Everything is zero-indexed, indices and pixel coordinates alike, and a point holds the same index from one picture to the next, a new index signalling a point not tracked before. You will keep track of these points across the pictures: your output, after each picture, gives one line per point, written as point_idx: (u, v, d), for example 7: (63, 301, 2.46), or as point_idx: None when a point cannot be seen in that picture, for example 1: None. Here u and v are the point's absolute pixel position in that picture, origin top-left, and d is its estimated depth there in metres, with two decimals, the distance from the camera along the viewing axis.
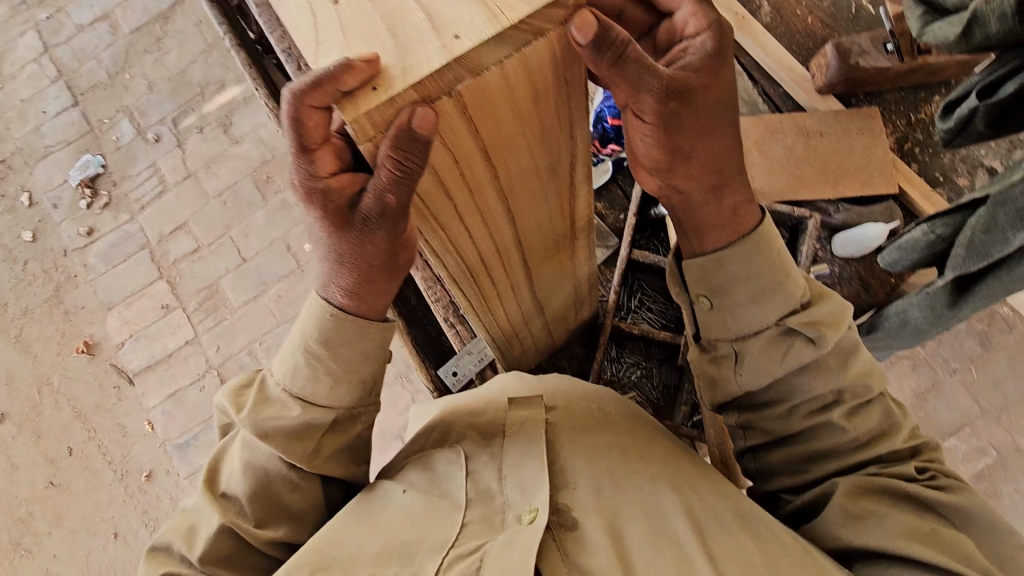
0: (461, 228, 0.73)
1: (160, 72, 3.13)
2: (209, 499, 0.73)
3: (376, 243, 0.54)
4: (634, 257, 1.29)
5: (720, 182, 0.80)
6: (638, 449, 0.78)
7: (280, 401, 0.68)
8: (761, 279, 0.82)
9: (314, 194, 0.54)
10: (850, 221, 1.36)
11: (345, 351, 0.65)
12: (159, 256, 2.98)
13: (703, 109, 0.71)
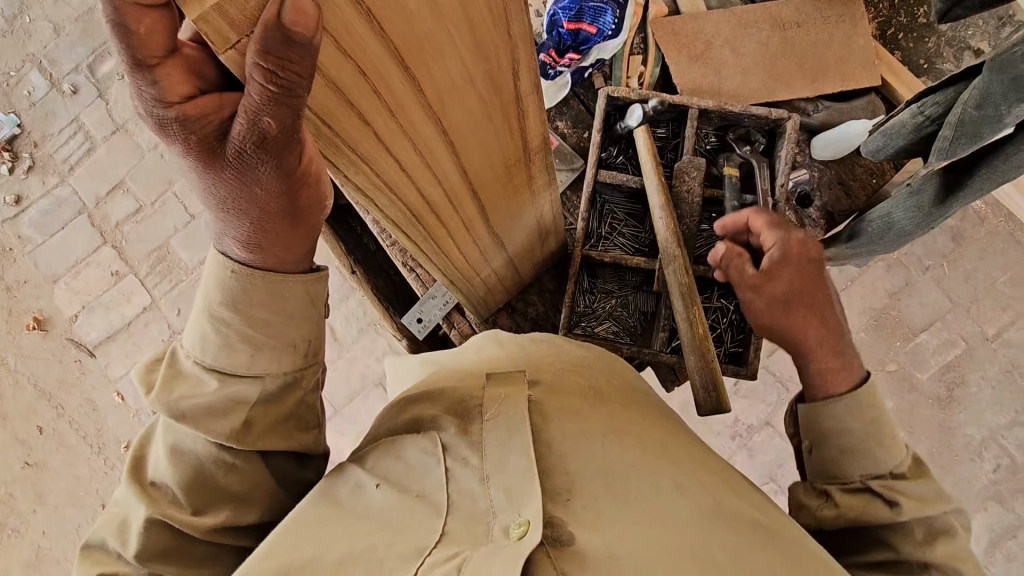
0: (386, 157, 0.59)
1: (66, 11, 2.77)
2: (136, 490, 0.63)
3: (263, 181, 0.43)
4: (600, 179, 1.17)
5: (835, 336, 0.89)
6: (634, 434, 0.73)
7: (193, 375, 0.56)
8: (861, 437, 0.82)
9: (166, 125, 0.40)
10: (831, 120, 1.26)
11: (263, 313, 0.53)
12: (99, 220, 2.76)
13: (801, 276, 0.92)
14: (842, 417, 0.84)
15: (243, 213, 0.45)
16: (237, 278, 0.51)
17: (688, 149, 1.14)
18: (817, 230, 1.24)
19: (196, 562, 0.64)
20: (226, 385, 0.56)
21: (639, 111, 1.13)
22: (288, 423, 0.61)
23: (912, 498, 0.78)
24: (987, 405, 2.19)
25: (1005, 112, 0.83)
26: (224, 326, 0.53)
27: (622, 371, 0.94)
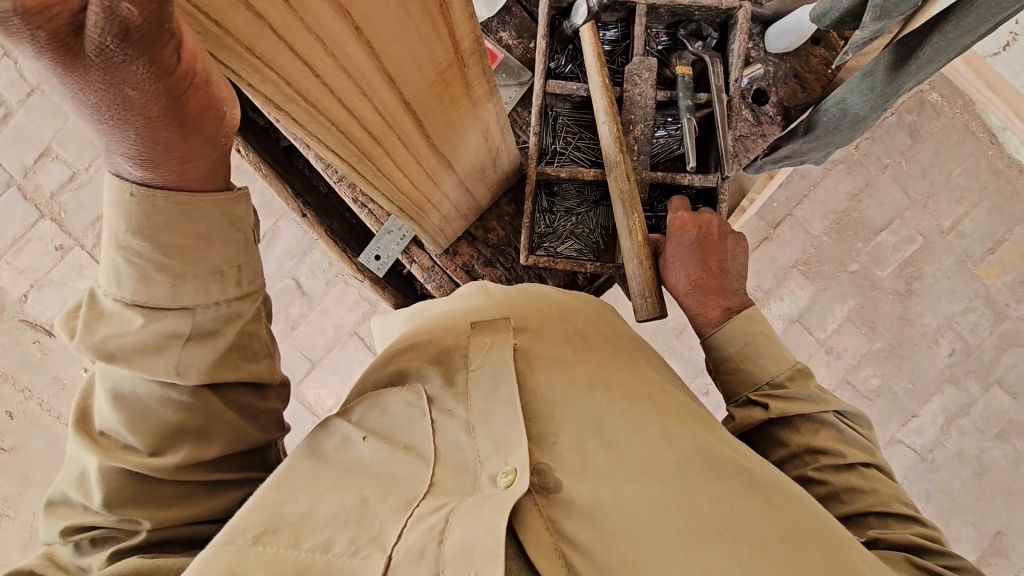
0: (292, 59, 0.53)
1: None
2: (85, 441, 0.56)
3: (138, 76, 0.37)
4: (549, 90, 1.11)
5: (717, 297, 1.02)
6: (622, 385, 0.73)
7: (114, 313, 0.50)
8: (747, 349, 0.96)
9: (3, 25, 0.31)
10: (783, 9, 1.19)
11: (172, 236, 0.48)
12: (32, 192, 2.59)
13: (704, 248, 1.03)
14: (722, 342, 0.98)
15: (126, 121, 0.40)
16: (139, 202, 0.45)
17: (637, 51, 1.09)
18: (775, 127, 1.22)
19: (166, 506, 0.58)
20: (152, 318, 0.51)
21: (583, 8, 1.08)
22: (233, 352, 0.57)
23: (793, 401, 0.90)
24: (942, 296, 2.28)
25: None
26: (137, 257, 0.48)
27: (608, 321, 0.91)
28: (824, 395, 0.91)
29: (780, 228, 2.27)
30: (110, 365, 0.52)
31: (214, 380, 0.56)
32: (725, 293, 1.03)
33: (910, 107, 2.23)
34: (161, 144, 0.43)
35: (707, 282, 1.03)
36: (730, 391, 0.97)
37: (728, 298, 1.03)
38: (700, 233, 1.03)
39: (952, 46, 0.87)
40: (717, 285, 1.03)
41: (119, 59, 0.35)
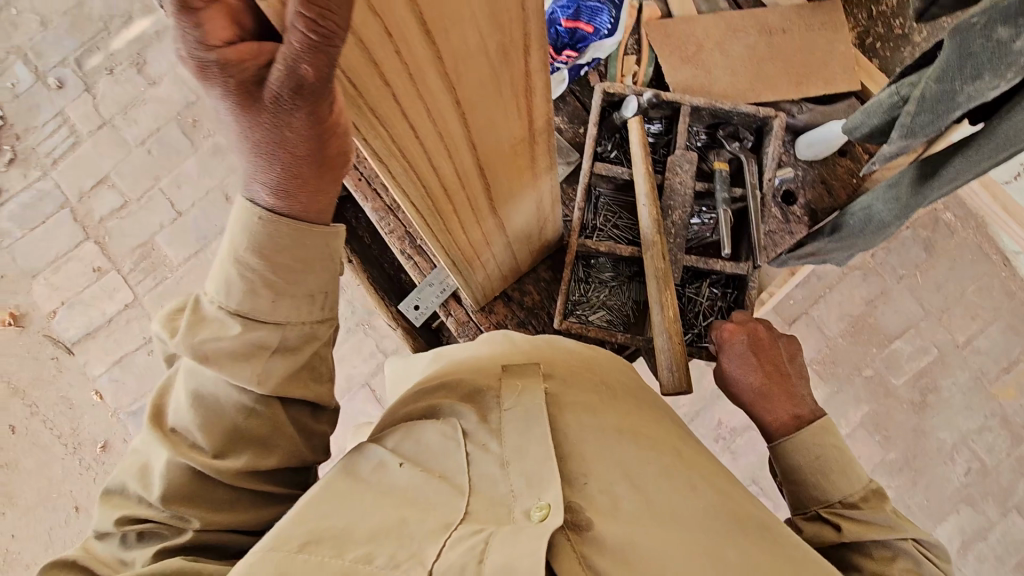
0: (404, 124, 0.62)
1: (53, 5, 2.79)
2: (156, 436, 0.59)
3: (295, 127, 0.45)
4: (596, 171, 1.21)
5: (784, 397, 1.04)
6: (649, 436, 0.76)
7: (218, 319, 0.56)
8: (819, 462, 0.95)
9: (207, 68, 0.42)
10: (814, 122, 1.31)
11: (286, 258, 0.54)
12: (82, 215, 2.74)
13: (759, 347, 1.08)
14: (790, 451, 0.98)
15: (275, 156, 0.48)
16: (264, 224, 0.52)
17: (681, 145, 1.19)
18: (802, 227, 1.29)
19: (219, 508, 0.59)
20: (249, 329, 0.56)
21: (634, 103, 1.19)
22: (303, 373, 0.62)
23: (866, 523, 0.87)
24: (957, 411, 2.27)
25: (959, 87, 0.84)
26: (249, 270, 0.54)
27: (626, 371, 0.94)
28: (897, 522, 0.87)
29: (795, 324, 2.30)
30: (199, 366, 0.56)
31: (282, 394, 0.60)
32: (792, 393, 1.05)
33: (925, 223, 2.33)
34: (296, 180, 0.50)
35: (767, 382, 1.05)
36: (801, 502, 0.96)
37: (793, 397, 1.04)
38: (752, 333, 1.09)
39: (965, 169, 0.95)
40: (781, 383, 1.05)
41: (288, 110, 0.44)
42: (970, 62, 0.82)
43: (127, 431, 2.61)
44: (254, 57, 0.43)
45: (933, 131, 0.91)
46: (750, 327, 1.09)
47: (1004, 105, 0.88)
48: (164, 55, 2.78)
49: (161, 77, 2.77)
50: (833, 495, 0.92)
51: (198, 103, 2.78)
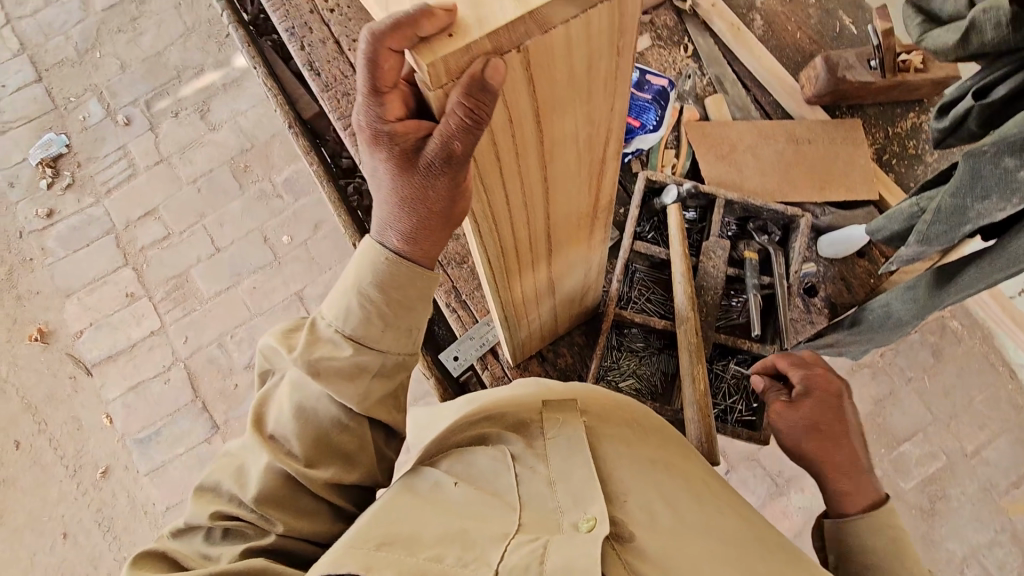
0: (502, 196, 0.75)
1: (134, 53, 3.05)
2: (258, 441, 0.70)
3: (436, 190, 0.57)
4: (636, 248, 1.31)
5: (849, 471, 1.04)
6: (676, 467, 0.86)
7: (333, 341, 0.68)
8: (887, 553, 0.94)
9: (380, 136, 0.55)
10: (836, 224, 1.43)
11: (399, 293, 0.66)
12: (125, 242, 2.86)
13: (826, 418, 1.08)
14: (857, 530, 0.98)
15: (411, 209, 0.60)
16: (387, 263, 0.64)
17: (715, 232, 1.30)
18: (822, 318, 1.38)
19: (301, 515, 0.69)
20: (358, 352, 0.67)
21: (674, 190, 1.32)
22: (390, 400, 0.73)
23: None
24: (967, 522, 2.25)
25: (969, 204, 0.94)
26: (366, 301, 0.66)
27: (659, 423, 0.97)
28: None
29: None
30: (311, 381, 0.67)
31: (369, 412, 0.70)
32: (857, 469, 1.05)
33: (933, 329, 2.41)
34: (422, 231, 0.62)
35: (834, 453, 1.05)
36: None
37: (858, 470, 1.04)
38: (819, 403, 1.09)
39: (983, 278, 1.03)
40: (848, 458, 1.05)
41: (435, 173, 0.57)
42: (978, 185, 0.91)
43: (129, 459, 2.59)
44: (416, 131, 0.56)
45: (948, 239, 1.01)
46: (819, 397, 1.09)
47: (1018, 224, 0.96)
48: (227, 104, 2.99)
49: (222, 123, 2.97)
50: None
51: (251, 150, 2.95)
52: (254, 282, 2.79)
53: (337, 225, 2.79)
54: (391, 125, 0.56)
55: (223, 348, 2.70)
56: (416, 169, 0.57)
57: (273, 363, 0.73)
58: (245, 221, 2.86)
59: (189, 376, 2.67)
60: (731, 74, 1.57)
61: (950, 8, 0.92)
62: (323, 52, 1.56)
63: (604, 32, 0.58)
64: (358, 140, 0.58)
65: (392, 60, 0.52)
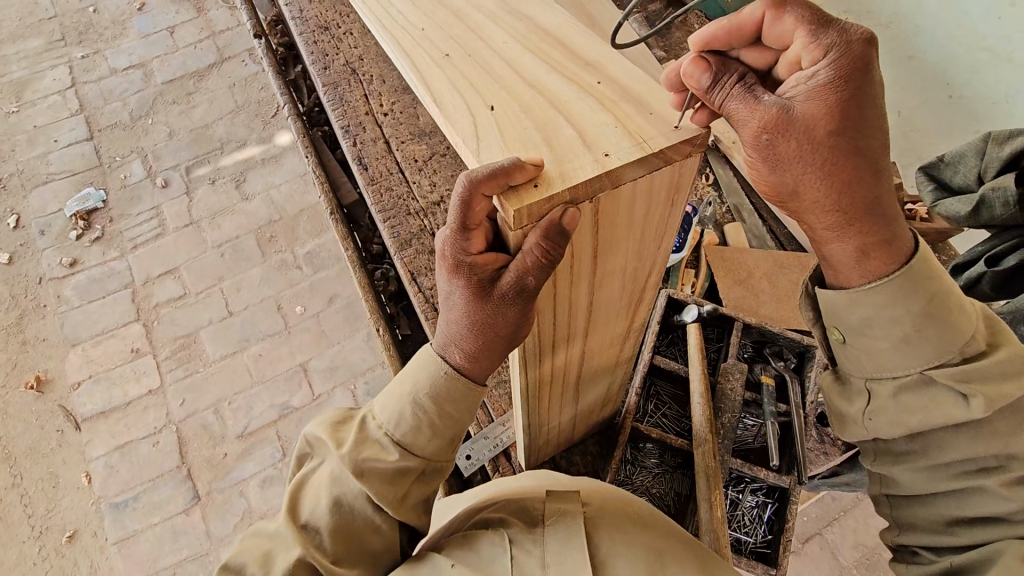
0: (550, 318, 0.80)
1: (184, 123, 3.26)
2: (290, 529, 0.70)
3: (508, 316, 0.64)
4: (655, 362, 1.34)
5: (853, 226, 0.71)
6: (675, 554, 0.80)
7: (381, 443, 0.72)
8: (912, 323, 0.76)
9: (462, 266, 0.64)
10: None
11: (450, 408, 0.71)
12: (141, 298, 2.87)
13: (815, 158, 0.67)
14: (872, 296, 0.76)
15: (478, 329, 0.67)
16: (446, 377, 0.70)
17: (732, 354, 1.34)
18: (835, 451, 1.32)
19: None
20: (404, 458, 0.71)
21: (695, 310, 1.36)
22: (421, 504, 0.74)
23: (953, 414, 0.74)
24: None
25: None
26: (420, 411, 0.71)
27: (664, 519, 0.91)
28: (1000, 409, 0.73)
29: (807, 544, 2.12)
30: (352, 479, 0.69)
31: (399, 514, 0.71)
32: (875, 210, 0.70)
33: None
34: (483, 349, 0.68)
35: (824, 207, 0.71)
36: (884, 365, 0.81)
37: (875, 217, 0.71)
38: (796, 131, 0.65)
39: None
40: (855, 206, 0.70)
41: (509, 302, 0.63)
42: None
43: (98, 525, 2.46)
44: (493, 263, 0.65)
45: None
46: (797, 123, 0.65)
47: None
48: (263, 177, 3.13)
49: (255, 194, 3.10)
50: (911, 366, 0.78)
51: (279, 222, 3.05)
52: (261, 349, 2.77)
53: (351, 300, 2.83)
54: (472, 257, 0.64)
55: (218, 415, 2.64)
56: (487, 297, 0.64)
57: (314, 449, 0.76)
58: (261, 289, 2.91)
59: (179, 441, 2.59)
60: (749, 205, 1.67)
61: (961, 180, 1.02)
62: (373, 149, 1.68)
63: (665, 187, 0.66)
64: (438, 266, 0.66)
65: (479, 202, 0.59)
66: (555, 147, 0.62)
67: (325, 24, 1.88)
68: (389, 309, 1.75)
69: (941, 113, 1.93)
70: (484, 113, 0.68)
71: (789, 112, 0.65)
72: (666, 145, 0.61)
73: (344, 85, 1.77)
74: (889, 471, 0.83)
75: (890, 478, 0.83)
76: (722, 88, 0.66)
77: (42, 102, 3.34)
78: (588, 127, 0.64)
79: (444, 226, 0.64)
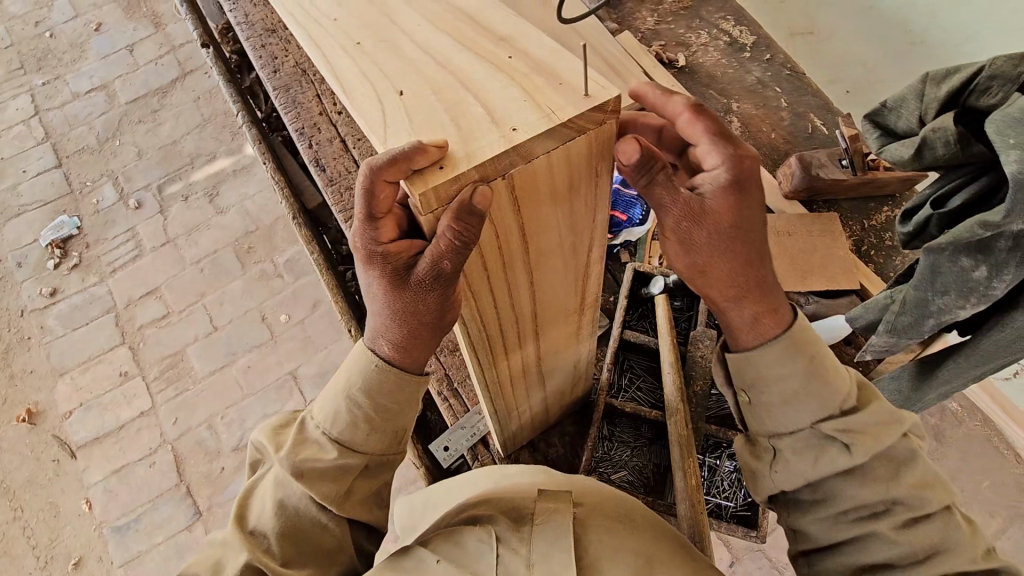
0: (489, 300, 0.78)
1: (152, 141, 3.22)
2: (238, 535, 0.70)
3: (430, 302, 0.63)
4: (626, 337, 1.34)
5: (748, 298, 0.77)
6: (663, 560, 0.78)
7: (319, 443, 0.72)
8: (799, 382, 0.77)
9: (375, 255, 0.63)
10: (820, 312, 1.46)
11: (384, 399, 0.71)
12: (125, 320, 2.86)
13: (721, 244, 0.73)
14: (769, 359, 0.78)
15: (404, 321, 0.67)
16: (378, 370, 0.70)
17: (701, 322, 1.33)
18: None
19: None
20: (343, 456, 0.71)
21: (661, 281, 1.34)
22: (368, 500, 0.74)
23: (839, 463, 0.75)
24: None
25: (931, 297, 0.95)
26: (355, 407, 0.71)
27: (654, 516, 0.91)
28: (879, 456, 0.75)
29: None
30: (293, 481, 0.69)
31: (345, 512, 0.71)
32: (765, 287, 0.77)
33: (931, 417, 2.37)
34: (412, 339, 0.69)
35: (726, 282, 0.76)
36: (776, 425, 0.80)
37: (760, 290, 0.77)
38: (705, 219, 0.72)
39: (963, 372, 1.06)
40: (749, 283, 0.76)
41: (430, 288, 0.62)
42: (938, 281, 0.93)
43: (102, 549, 2.46)
44: (408, 250, 0.64)
45: (916, 331, 1.01)
46: (706, 212, 0.72)
47: (986, 324, 0.98)
48: (236, 189, 3.11)
49: (230, 207, 3.08)
50: (803, 421, 0.78)
51: (257, 232, 3.03)
52: (250, 360, 2.77)
53: (333, 304, 2.81)
54: (385, 246, 0.64)
55: (212, 430, 2.65)
56: (410, 286, 0.64)
57: (261, 455, 0.76)
58: (245, 301, 2.90)
59: (177, 458, 2.60)
60: None
61: (904, 125, 1.01)
62: (330, 150, 1.66)
63: (583, 156, 0.64)
64: (355, 258, 0.65)
65: (383, 187, 0.58)
66: (462, 125, 0.61)
67: (271, 27, 1.85)
68: (363, 309, 1.74)
69: (904, 61, 1.90)
70: (391, 98, 0.67)
71: (703, 205, 0.72)
72: (575, 114, 0.60)
73: (296, 87, 1.74)
74: (799, 524, 0.80)
75: (801, 532, 0.80)
76: (647, 169, 0.69)
77: (7, 134, 3.30)
78: (496, 102, 0.63)
79: (355, 216, 0.63)
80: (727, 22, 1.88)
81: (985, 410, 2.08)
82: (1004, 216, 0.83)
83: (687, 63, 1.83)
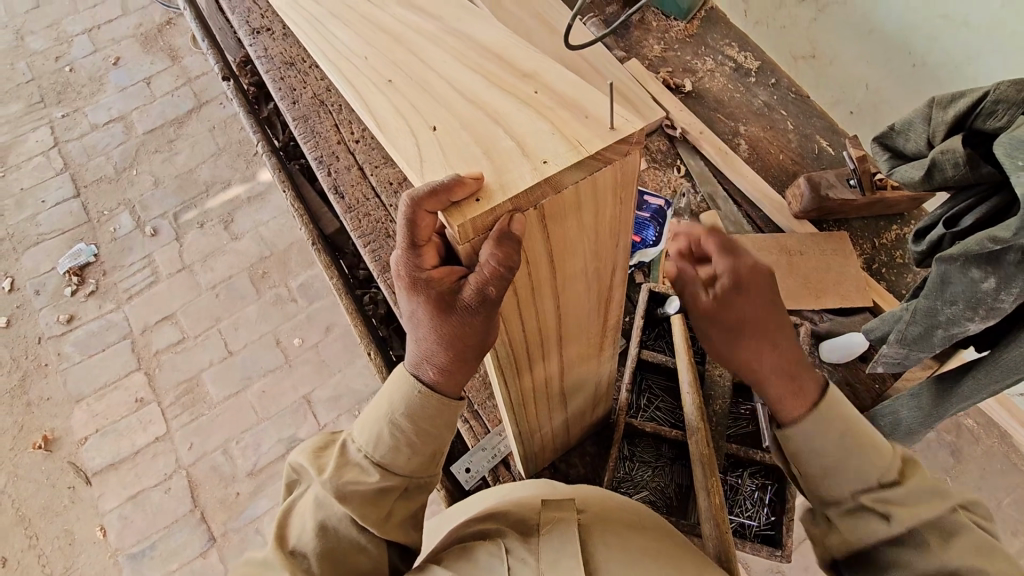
0: (518, 324, 0.81)
1: (169, 170, 3.30)
2: (278, 555, 0.71)
3: (472, 327, 0.66)
4: (643, 356, 1.36)
5: (775, 376, 0.83)
6: (670, 558, 0.80)
7: (361, 465, 0.74)
8: (832, 454, 0.80)
9: (419, 282, 0.66)
10: (835, 330, 1.48)
11: (425, 423, 0.73)
12: (141, 346, 2.89)
13: (741, 328, 0.84)
14: (804, 434, 0.82)
15: (445, 346, 0.69)
16: (421, 396, 0.73)
17: None
18: None
19: None
20: (384, 478, 0.73)
21: (676, 301, 1.36)
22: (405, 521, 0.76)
23: (877, 527, 0.76)
24: None
25: (939, 306, 0.98)
26: (398, 430, 0.73)
27: (660, 522, 0.92)
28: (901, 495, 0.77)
29: None
30: (336, 503, 0.71)
31: (384, 532, 0.73)
32: (795, 369, 0.83)
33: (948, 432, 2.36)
34: (452, 365, 0.71)
35: (753, 360, 0.84)
36: (819, 492, 0.83)
37: (787, 370, 0.83)
38: (726, 310, 0.84)
39: (985, 388, 1.06)
40: (772, 360, 0.83)
41: (471, 313, 0.65)
42: (947, 290, 0.96)
43: None
44: (449, 276, 0.67)
45: (928, 341, 1.03)
46: (725, 303, 0.84)
47: (1005, 339, 1.01)
48: (250, 216, 3.17)
49: (244, 233, 3.13)
50: (844, 493, 0.80)
51: (271, 257, 3.08)
52: (264, 384, 2.79)
53: (347, 328, 2.84)
54: (427, 273, 0.67)
55: (227, 455, 2.66)
56: (450, 311, 0.67)
57: (298, 475, 0.78)
58: (259, 325, 2.93)
59: (192, 483, 2.61)
60: (721, 192, 1.69)
61: (912, 147, 1.05)
62: (348, 178, 1.71)
63: (609, 185, 0.67)
64: (397, 285, 0.69)
65: (424, 217, 0.62)
66: (495, 159, 0.64)
67: (290, 61, 1.91)
68: (381, 332, 1.77)
69: (907, 82, 1.94)
70: (426, 133, 0.70)
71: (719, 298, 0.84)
72: (602, 146, 0.63)
73: (314, 118, 1.80)
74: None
75: None
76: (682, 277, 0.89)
77: (27, 165, 3.39)
78: (526, 136, 0.66)
79: (396, 245, 0.67)
80: (731, 49, 1.94)
81: (1002, 426, 2.07)
82: (1013, 232, 0.84)
83: (694, 88, 1.87)
